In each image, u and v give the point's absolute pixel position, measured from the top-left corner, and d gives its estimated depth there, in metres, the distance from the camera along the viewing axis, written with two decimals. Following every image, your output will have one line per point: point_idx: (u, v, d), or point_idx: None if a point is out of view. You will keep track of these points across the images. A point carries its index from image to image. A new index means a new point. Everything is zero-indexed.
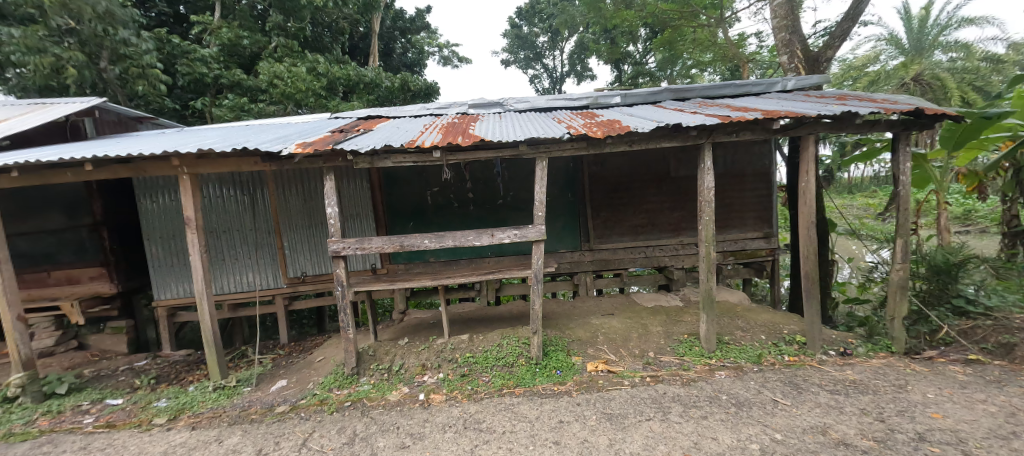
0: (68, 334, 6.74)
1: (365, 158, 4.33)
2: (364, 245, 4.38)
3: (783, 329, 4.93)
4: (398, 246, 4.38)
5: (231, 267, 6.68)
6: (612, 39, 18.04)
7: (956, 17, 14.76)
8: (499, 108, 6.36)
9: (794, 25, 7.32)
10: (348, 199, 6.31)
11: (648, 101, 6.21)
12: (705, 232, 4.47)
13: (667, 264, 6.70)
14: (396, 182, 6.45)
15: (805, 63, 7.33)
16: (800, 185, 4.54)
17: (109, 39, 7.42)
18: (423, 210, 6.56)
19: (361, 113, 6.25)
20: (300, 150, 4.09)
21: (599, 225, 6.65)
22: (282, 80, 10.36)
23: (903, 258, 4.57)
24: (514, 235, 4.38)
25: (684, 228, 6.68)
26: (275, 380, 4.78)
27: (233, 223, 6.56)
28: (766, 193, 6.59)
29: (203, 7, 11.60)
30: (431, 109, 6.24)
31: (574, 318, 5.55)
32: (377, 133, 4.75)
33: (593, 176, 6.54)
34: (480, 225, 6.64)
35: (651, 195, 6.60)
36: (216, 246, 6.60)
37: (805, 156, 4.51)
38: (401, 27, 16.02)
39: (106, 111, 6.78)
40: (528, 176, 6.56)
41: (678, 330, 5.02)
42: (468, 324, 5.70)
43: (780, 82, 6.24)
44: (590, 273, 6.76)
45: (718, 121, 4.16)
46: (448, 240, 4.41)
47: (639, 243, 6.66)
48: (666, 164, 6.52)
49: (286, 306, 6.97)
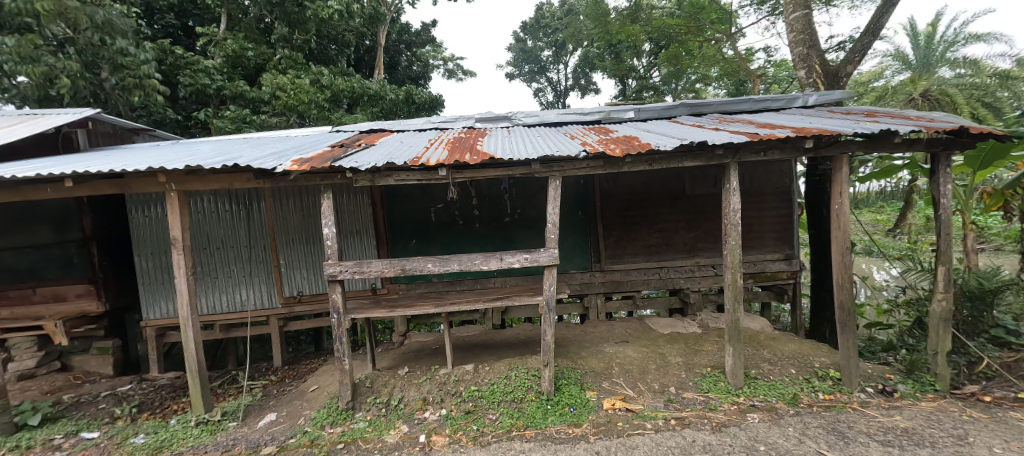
0: (51, 355, 6.41)
1: (365, 176, 4.02)
2: (362, 269, 4.04)
3: (814, 362, 4.56)
4: (399, 270, 4.05)
5: (223, 285, 6.36)
6: (617, 53, 17.94)
7: (965, 34, 14.57)
8: (507, 122, 6.09)
9: (811, 39, 7.06)
10: (347, 217, 6.01)
11: (663, 116, 5.94)
12: (731, 257, 4.13)
13: (683, 286, 6.34)
14: (399, 198, 6.17)
15: (824, 78, 7.03)
16: (832, 208, 4.20)
17: (107, 49, 7.29)
18: (426, 227, 6.26)
19: (363, 126, 6.00)
20: (296, 167, 3.78)
21: (611, 245, 6.32)
22: (284, 91, 10.18)
23: (945, 288, 4.22)
24: (525, 259, 4.05)
25: (701, 248, 6.34)
26: (263, 413, 4.43)
27: (227, 238, 6.26)
28: (787, 212, 6.26)
29: (209, 18, 11.54)
30: (436, 123, 5.98)
31: (586, 346, 5.20)
32: (379, 148, 4.46)
33: (604, 194, 6.24)
34: (486, 243, 6.32)
35: (666, 213, 6.28)
36: (208, 262, 6.30)
37: (838, 177, 4.18)
38: (406, 40, 15.99)
39: (99, 122, 6.54)
40: (536, 193, 6.26)
41: (700, 362, 4.65)
42: (472, 349, 5.35)
43: (800, 98, 5.98)
44: (601, 295, 6.41)
45: (747, 138, 3.84)
46: (453, 264, 4.08)
47: (653, 264, 6.32)
48: (681, 181, 6.21)
49: (281, 327, 6.62)
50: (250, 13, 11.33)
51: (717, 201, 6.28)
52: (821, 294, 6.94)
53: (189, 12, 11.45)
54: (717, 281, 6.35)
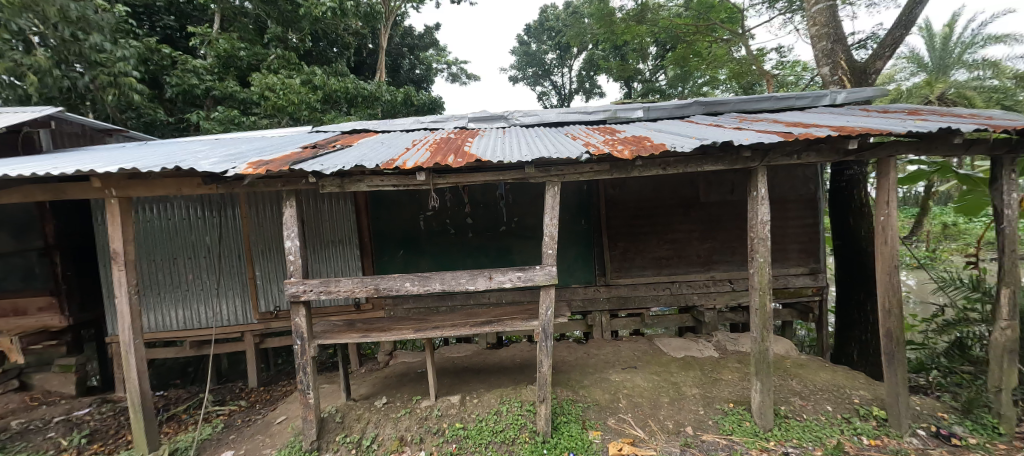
0: (9, 373, 5.90)
1: (334, 181, 3.48)
2: (329, 288, 3.49)
3: (852, 397, 3.99)
4: (372, 290, 3.51)
5: (195, 298, 5.90)
6: (623, 54, 17.36)
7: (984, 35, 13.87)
8: (503, 123, 5.55)
9: (836, 33, 6.49)
10: (326, 226, 5.48)
11: (674, 115, 5.37)
12: (758, 277, 3.53)
13: (696, 303, 5.76)
14: (385, 205, 5.65)
15: (850, 75, 6.45)
16: (877, 220, 3.60)
17: (79, 45, 6.80)
18: (415, 237, 5.73)
19: (345, 125, 5.47)
20: (249, 170, 3.23)
21: (617, 257, 5.75)
22: (274, 92, 9.66)
23: (1008, 315, 3.64)
24: (517, 278, 3.49)
25: (716, 261, 5.75)
26: (219, 451, 3.90)
27: (199, 248, 5.81)
28: (812, 222, 5.67)
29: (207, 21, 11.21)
30: (426, 122, 5.45)
31: (589, 371, 4.66)
32: (353, 149, 3.92)
33: (610, 200, 5.67)
34: (480, 255, 5.78)
35: (677, 223, 5.71)
36: (179, 273, 5.85)
37: (883, 185, 3.59)
38: (409, 44, 15.52)
39: (65, 122, 6.05)
40: (535, 199, 5.71)
41: (719, 395, 4.07)
42: (463, 374, 4.79)
43: (827, 96, 5.41)
44: (606, 312, 5.83)
45: (780, 138, 3.26)
46: (435, 283, 3.51)
47: (662, 278, 5.74)
48: (695, 188, 5.64)
49: (257, 345, 6.10)
50: (244, 11, 10.93)
51: (734, 209, 5.69)
52: (848, 313, 6.33)
53: (186, 13, 11.11)
54: (734, 297, 5.76)
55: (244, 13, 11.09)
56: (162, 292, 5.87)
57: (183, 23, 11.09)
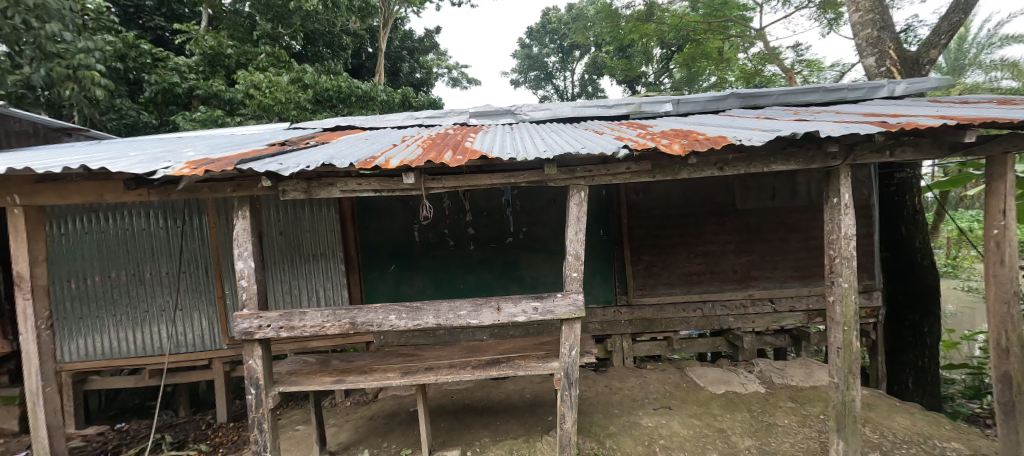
0: None
1: (299, 184, 2.71)
2: (291, 323, 2.71)
3: (946, 452, 3.23)
4: (347, 326, 2.74)
5: (156, 320, 5.19)
6: (629, 55, 16.58)
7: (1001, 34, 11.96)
8: (510, 118, 4.79)
9: (884, 19, 5.78)
10: (307, 238, 4.75)
11: (708, 109, 4.64)
12: (841, 309, 2.79)
13: (732, 326, 4.99)
14: (374, 213, 4.91)
15: (901, 66, 5.72)
16: (989, 233, 2.92)
17: (33, 33, 6.08)
18: (408, 249, 4.98)
19: (328, 121, 4.73)
20: (186, 171, 2.47)
21: (641, 273, 4.98)
22: (260, 90, 8.91)
23: None
24: (532, 309, 2.74)
25: (754, 277, 4.99)
26: None
27: (161, 262, 5.11)
28: (866, 233, 4.91)
29: (198, 20, 10.50)
30: (421, 118, 4.71)
31: (616, 413, 3.88)
32: (329, 147, 3.17)
33: (632, 207, 4.92)
34: (483, 270, 5.02)
35: (710, 233, 4.95)
36: (138, 291, 5.15)
37: (994, 190, 2.90)
38: (409, 47, 14.82)
39: (10, 119, 5.26)
40: (547, 207, 4.95)
41: (781, 451, 3.30)
42: (464, 414, 4.01)
43: (886, 86, 4.67)
44: (628, 336, 5.05)
45: (877, 129, 2.51)
46: (428, 316, 2.76)
47: (693, 297, 4.98)
48: (730, 193, 4.89)
49: (228, 373, 5.36)
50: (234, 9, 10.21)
51: (776, 216, 4.93)
52: (900, 335, 5.56)
53: (178, 12, 10.41)
54: (776, 320, 4.99)
55: (236, 12, 10.32)
56: (120, 313, 5.16)
57: (173, 23, 10.37)
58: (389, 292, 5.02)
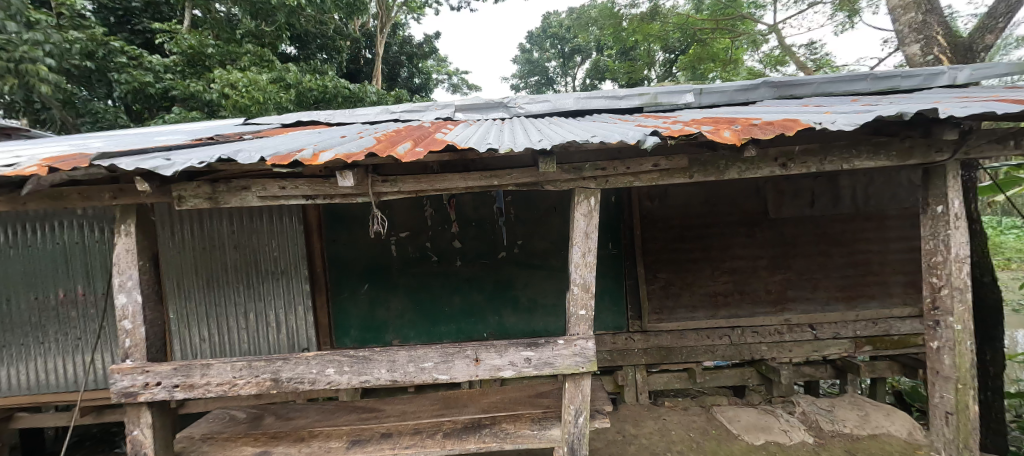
0: None
1: (201, 187, 2.15)
2: (188, 380, 2.21)
3: None
4: (270, 382, 2.21)
5: (89, 348, 4.41)
6: (633, 58, 15.86)
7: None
8: (502, 112, 4.06)
9: (930, 0, 5.06)
10: (264, 253, 3.92)
11: (736, 100, 3.93)
12: (953, 361, 2.57)
13: (765, 356, 4.23)
14: (344, 224, 4.17)
15: (951, 52, 4.98)
16: None
17: None
18: (384, 266, 4.23)
19: (288, 115, 4.00)
20: (29, 169, 1.75)
21: (657, 294, 4.23)
22: (236, 89, 7.82)
23: None
24: (524, 359, 2.19)
25: (791, 299, 4.23)
26: None
27: (94, 280, 4.33)
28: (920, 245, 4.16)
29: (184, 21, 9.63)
30: (397, 112, 3.99)
31: None
32: (261, 141, 2.47)
33: (647, 217, 4.18)
34: (472, 290, 4.27)
35: (738, 246, 4.20)
36: (67, 315, 4.36)
37: None
38: (408, 52, 14.00)
39: None
40: (545, 216, 4.20)
41: None
42: None
43: (946, 72, 3.91)
44: (641, 367, 4.27)
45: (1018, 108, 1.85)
46: (380, 370, 2.23)
47: (719, 323, 4.21)
48: (762, 199, 4.14)
49: None
50: (223, 12, 9.25)
51: (816, 227, 4.17)
52: None
53: (165, 14, 9.55)
54: (816, 349, 4.23)
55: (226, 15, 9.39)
56: (49, 340, 4.39)
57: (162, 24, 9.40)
58: (361, 317, 4.26)
